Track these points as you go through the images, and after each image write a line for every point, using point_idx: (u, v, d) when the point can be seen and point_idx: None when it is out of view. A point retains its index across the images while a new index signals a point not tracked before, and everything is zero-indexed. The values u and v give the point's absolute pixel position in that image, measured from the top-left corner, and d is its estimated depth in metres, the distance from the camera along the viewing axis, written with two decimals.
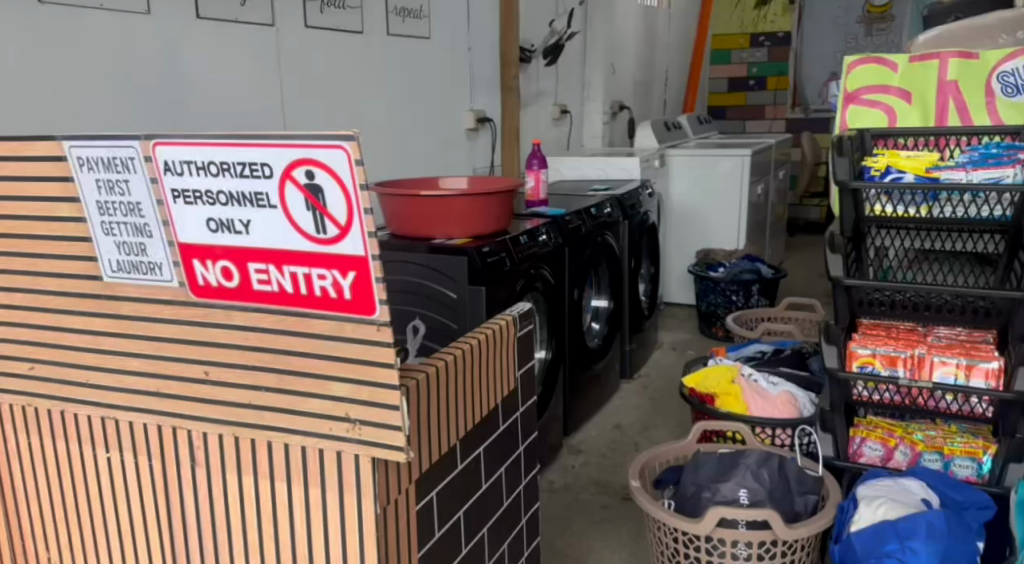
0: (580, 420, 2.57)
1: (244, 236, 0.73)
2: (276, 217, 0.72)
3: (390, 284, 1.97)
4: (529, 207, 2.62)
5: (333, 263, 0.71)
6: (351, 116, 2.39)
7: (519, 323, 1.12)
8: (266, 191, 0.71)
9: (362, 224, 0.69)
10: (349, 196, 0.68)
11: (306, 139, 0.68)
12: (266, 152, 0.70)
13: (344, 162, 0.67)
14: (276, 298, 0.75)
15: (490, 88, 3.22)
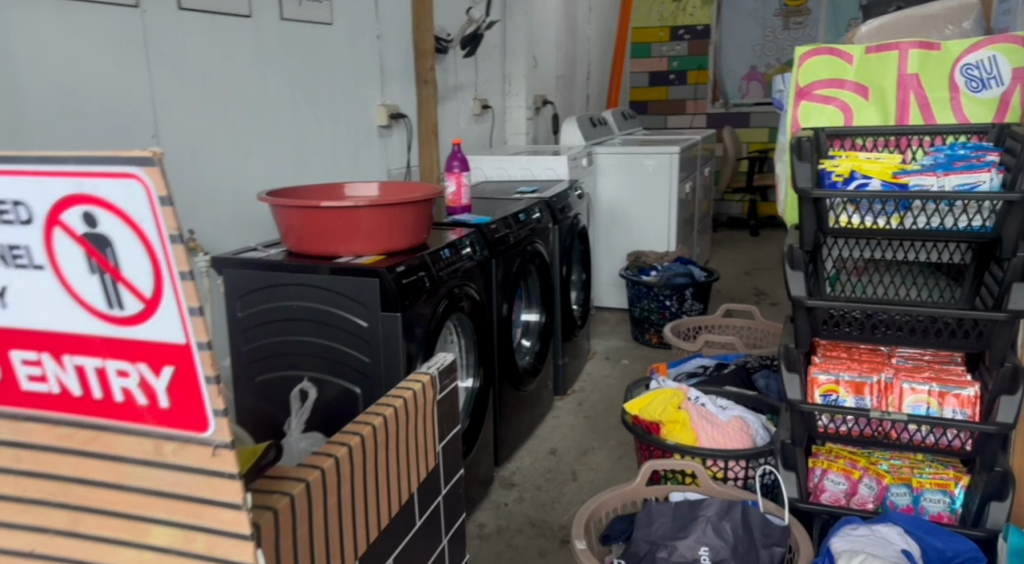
0: (512, 447, 2.36)
1: (5, 310, 0.57)
2: (48, 282, 0.55)
3: (289, 309, 1.68)
4: (449, 214, 2.37)
5: (138, 349, 0.55)
6: (242, 114, 2.11)
7: (440, 382, 0.91)
8: (36, 247, 0.54)
9: (173, 290, 0.53)
10: (152, 251, 0.52)
11: (81, 166, 0.52)
12: (23, 188, 0.53)
13: (137, 197, 0.51)
14: (58, 397, 0.59)
15: (404, 80, 2.96)
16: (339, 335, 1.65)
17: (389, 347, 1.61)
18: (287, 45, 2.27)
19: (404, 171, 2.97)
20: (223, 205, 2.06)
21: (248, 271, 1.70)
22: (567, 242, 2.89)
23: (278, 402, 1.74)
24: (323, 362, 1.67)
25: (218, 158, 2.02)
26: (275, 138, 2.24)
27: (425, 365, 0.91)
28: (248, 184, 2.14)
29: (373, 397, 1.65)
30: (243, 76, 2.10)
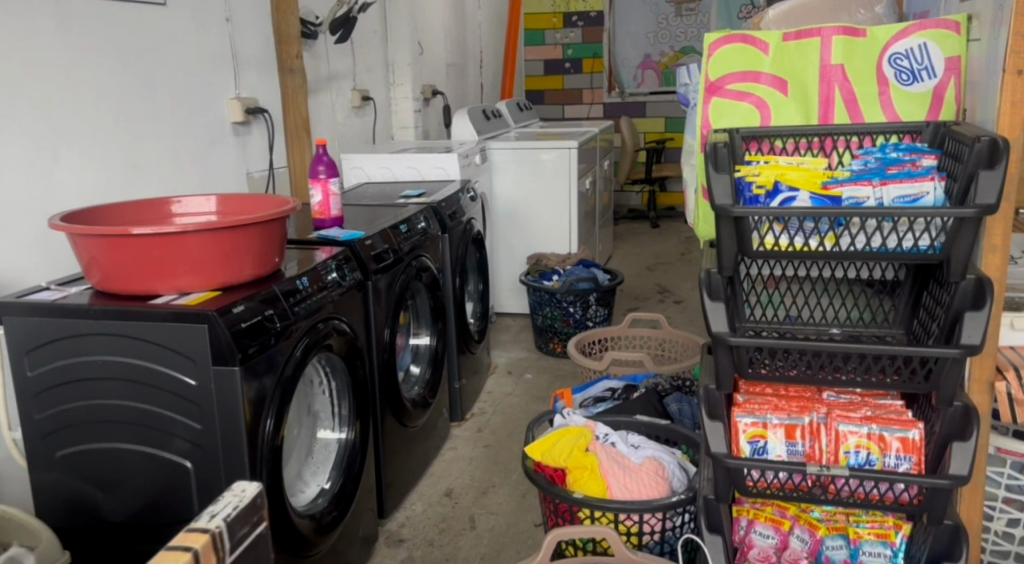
0: (402, 493, 2.16)
1: None
2: None
3: (102, 367, 1.43)
4: (318, 229, 2.09)
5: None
6: (29, 119, 1.79)
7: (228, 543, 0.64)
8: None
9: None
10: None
11: None
12: None
13: None
14: None
15: (255, 70, 2.68)
16: (165, 398, 1.42)
17: (225, 410, 1.40)
18: (95, 31, 1.98)
19: (265, 174, 2.76)
20: (24, 231, 1.78)
21: (39, 317, 1.45)
22: (460, 251, 2.61)
23: (93, 479, 1.49)
24: (149, 430, 1.45)
25: (14, 177, 1.75)
26: (89, 147, 1.97)
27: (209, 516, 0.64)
28: (57, 204, 1.88)
29: (208, 473, 1.43)
30: (34, 75, 1.80)
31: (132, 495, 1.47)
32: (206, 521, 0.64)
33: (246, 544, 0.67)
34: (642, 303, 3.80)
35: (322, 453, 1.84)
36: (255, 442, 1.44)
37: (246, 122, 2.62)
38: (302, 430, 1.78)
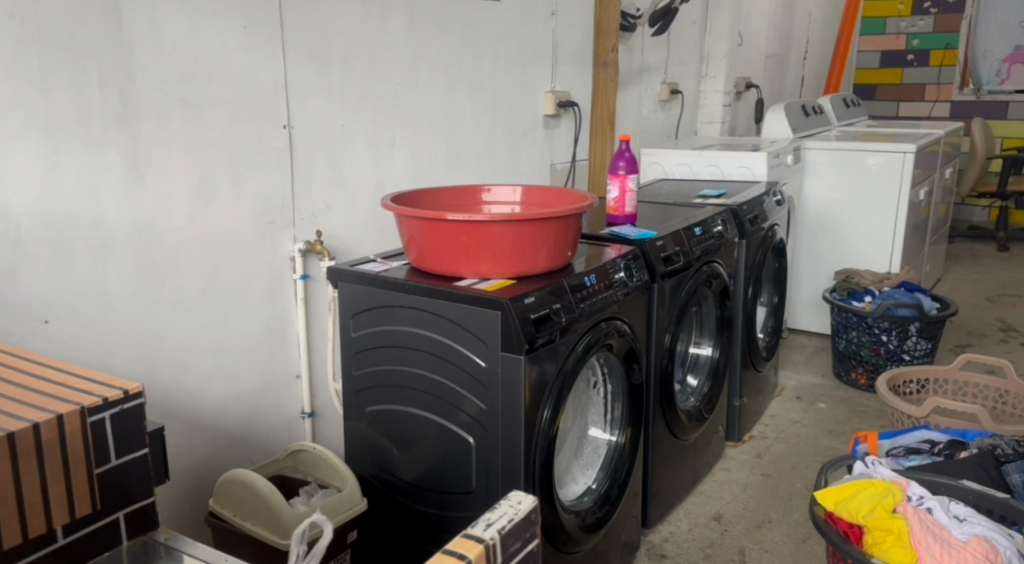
0: (668, 505, 2.06)
1: None
2: None
3: (410, 337, 1.64)
4: (611, 224, 2.04)
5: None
6: (353, 115, 2.11)
7: (499, 548, 0.76)
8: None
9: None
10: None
11: None
12: None
13: None
14: None
15: (547, 63, 2.74)
16: (459, 375, 1.59)
17: (510, 392, 1.52)
18: (434, 25, 2.29)
19: (568, 166, 2.94)
20: (360, 207, 2.18)
21: (362, 285, 1.70)
22: (758, 258, 2.40)
23: (391, 436, 1.74)
24: (440, 402, 1.63)
25: (355, 151, 2.13)
26: (414, 129, 2.29)
27: (497, 510, 0.79)
28: (390, 184, 2.25)
29: (489, 452, 1.57)
30: (378, 64, 2.15)
31: (422, 457, 1.68)
32: (481, 531, 0.76)
33: (517, 557, 0.79)
34: (976, 340, 3.25)
35: (593, 450, 1.84)
36: (530, 430, 1.54)
37: (557, 116, 2.82)
38: (573, 423, 1.80)
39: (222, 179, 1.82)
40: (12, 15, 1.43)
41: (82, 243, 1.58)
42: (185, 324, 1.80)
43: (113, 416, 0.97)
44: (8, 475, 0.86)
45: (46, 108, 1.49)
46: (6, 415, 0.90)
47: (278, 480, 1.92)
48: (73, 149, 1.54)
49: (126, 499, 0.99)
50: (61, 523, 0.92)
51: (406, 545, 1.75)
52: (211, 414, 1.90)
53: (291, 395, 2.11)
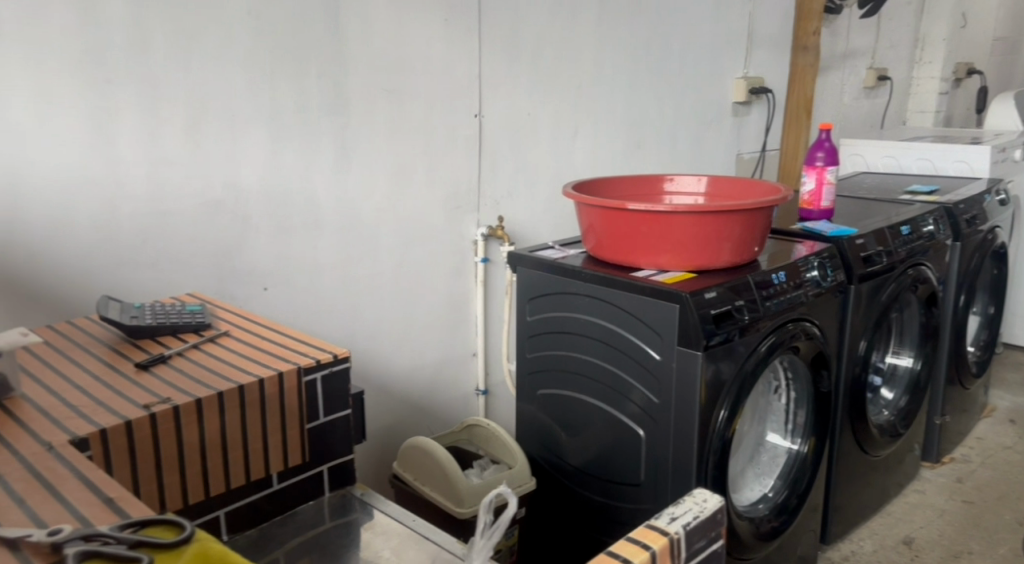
0: (852, 523, 1.92)
1: None
2: None
3: (586, 325, 1.63)
4: (804, 219, 1.92)
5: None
6: (541, 103, 2.12)
7: (681, 548, 0.73)
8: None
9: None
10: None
11: None
12: None
13: None
14: None
15: (741, 48, 2.62)
16: (631, 366, 1.56)
17: (685, 388, 1.47)
18: (626, 12, 2.25)
19: (757, 156, 2.80)
20: (541, 194, 2.20)
21: (539, 271, 1.71)
22: (974, 264, 2.17)
23: (561, 422, 1.74)
24: (611, 392, 1.61)
25: (540, 139, 2.15)
26: (600, 117, 2.28)
27: (679, 508, 0.76)
28: (572, 171, 2.25)
29: (659, 446, 1.54)
30: (569, 52, 2.15)
31: (591, 445, 1.68)
32: (666, 524, 0.74)
33: (700, 557, 0.76)
34: None
35: (771, 457, 1.76)
36: (705, 429, 1.48)
37: (749, 103, 2.70)
38: (750, 425, 1.75)
39: (417, 165, 1.89)
40: (251, 12, 1.54)
41: (295, 219, 1.69)
42: (377, 299, 1.90)
43: (323, 378, 1.07)
44: (237, 423, 0.99)
45: (273, 97, 1.61)
46: (237, 371, 1.03)
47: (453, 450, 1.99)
48: (292, 135, 1.65)
49: (331, 455, 1.11)
50: (277, 468, 1.05)
51: (572, 530, 1.76)
52: (394, 387, 2.00)
53: (467, 372, 2.17)
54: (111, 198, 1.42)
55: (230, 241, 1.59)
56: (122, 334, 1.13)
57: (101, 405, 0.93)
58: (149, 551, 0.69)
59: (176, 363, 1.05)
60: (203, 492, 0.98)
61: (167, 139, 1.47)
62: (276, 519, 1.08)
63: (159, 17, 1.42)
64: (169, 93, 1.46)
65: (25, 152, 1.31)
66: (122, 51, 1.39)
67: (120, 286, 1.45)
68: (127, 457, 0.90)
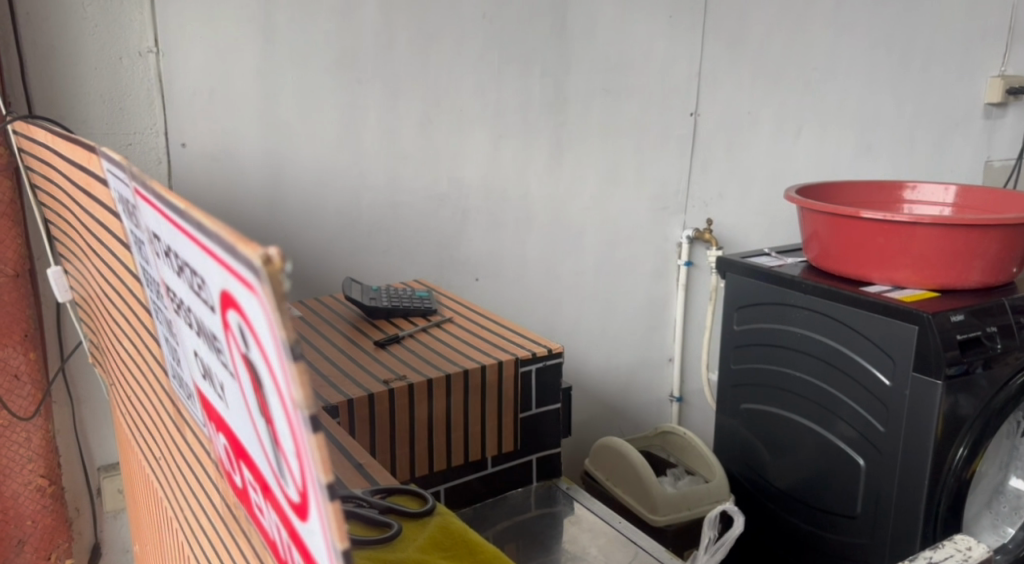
0: None
1: (171, 327, 0.54)
2: (188, 338, 0.49)
3: (803, 339, 1.53)
4: None
5: (296, 543, 0.41)
6: (765, 102, 2.02)
7: None
8: (213, 325, 0.42)
9: (317, 506, 0.36)
10: (278, 382, 0.35)
11: (221, 251, 0.37)
12: (181, 243, 0.43)
13: (232, 337, 0.40)
14: (193, 421, 0.59)
15: (1000, 43, 2.36)
16: (852, 387, 1.44)
17: (918, 419, 1.33)
18: (867, 5, 2.09)
19: (1011, 164, 2.51)
20: (757, 197, 2.10)
21: (752, 279, 1.62)
22: None
23: (766, 440, 1.65)
24: (827, 413, 1.50)
25: (760, 140, 2.05)
26: (827, 118, 2.13)
27: (940, 552, 0.68)
28: (793, 174, 2.13)
29: (882, 476, 1.41)
30: (799, 49, 2.03)
31: (799, 466, 1.57)
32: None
33: None
34: None
35: (1012, 509, 1.58)
36: (941, 465, 1.34)
37: (1005, 104, 2.42)
38: (992, 469, 1.58)
39: (629, 164, 1.86)
40: (485, 15, 1.58)
41: (510, 214, 1.72)
42: (580, 297, 1.90)
43: (539, 369, 1.07)
44: (461, 405, 1.02)
45: (500, 96, 1.65)
46: (462, 356, 1.06)
47: (647, 454, 1.94)
48: (515, 132, 1.68)
49: (542, 445, 1.11)
50: (493, 452, 1.07)
51: (775, 555, 1.67)
52: (589, 385, 1.99)
53: (664, 377, 2.12)
54: (353, 189, 1.51)
55: (452, 233, 1.65)
56: (361, 313, 1.21)
57: (349, 377, 1.00)
58: (398, 517, 0.76)
59: (409, 344, 1.10)
60: (427, 466, 1.02)
61: (403, 135, 1.55)
62: (488, 501, 1.10)
63: (402, 19, 1.49)
64: (407, 92, 1.53)
65: (288, 145, 1.43)
66: (371, 52, 1.48)
67: (355, 270, 1.55)
68: (368, 426, 0.97)
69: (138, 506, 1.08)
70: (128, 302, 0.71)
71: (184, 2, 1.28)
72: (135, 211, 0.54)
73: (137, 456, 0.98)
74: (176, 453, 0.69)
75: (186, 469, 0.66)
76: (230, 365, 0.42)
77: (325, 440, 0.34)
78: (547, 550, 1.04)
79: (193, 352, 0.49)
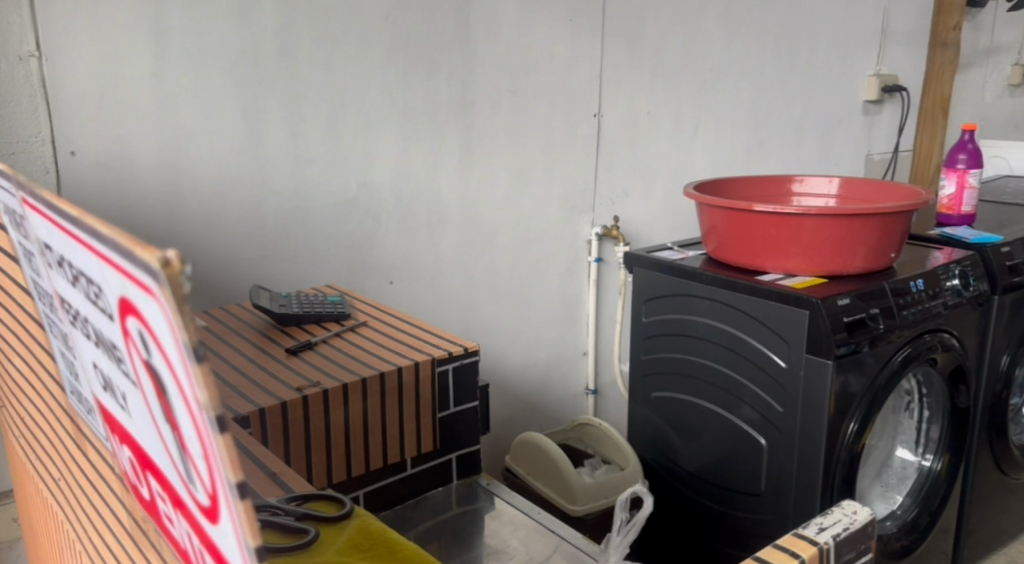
0: (985, 548, 1.90)
1: (66, 339, 0.54)
2: (85, 349, 0.49)
3: (706, 328, 1.60)
4: (942, 226, 1.83)
5: (209, 549, 0.42)
6: (663, 102, 2.10)
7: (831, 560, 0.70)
8: (113, 334, 0.42)
9: (228, 507, 0.37)
10: (183, 387, 0.36)
11: (119, 259, 0.37)
12: (75, 252, 0.43)
13: (133, 344, 0.40)
14: (93, 433, 0.58)
15: (874, 44, 2.52)
16: (753, 371, 1.52)
17: (813, 397, 1.42)
18: (754, 9, 2.20)
19: (888, 157, 2.69)
20: (659, 194, 2.18)
21: (658, 273, 1.68)
22: None
23: (676, 426, 1.72)
24: (730, 397, 1.58)
25: (660, 138, 2.12)
26: (723, 116, 2.23)
27: (825, 518, 0.74)
28: (693, 171, 2.22)
29: (782, 455, 1.49)
30: (692, 50, 2.12)
31: (707, 450, 1.65)
32: (814, 534, 0.72)
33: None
34: None
35: (900, 479, 1.70)
36: (834, 441, 1.43)
37: (881, 101, 2.59)
38: (880, 442, 1.71)
39: (537, 164, 1.90)
40: (387, 17, 1.59)
41: (422, 216, 1.74)
42: (494, 296, 1.92)
43: (454, 369, 1.09)
44: (377, 409, 1.03)
45: (405, 98, 1.66)
46: (376, 359, 1.07)
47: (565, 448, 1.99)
48: (422, 134, 1.70)
49: (460, 444, 1.13)
50: (411, 454, 1.08)
51: (688, 538, 1.74)
52: (507, 383, 2.02)
53: (578, 372, 2.17)
54: (257, 195, 1.49)
55: (361, 238, 1.65)
56: (270, 321, 1.20)
57: (260, 387, 1.00)
58: (315, 523, 0.77)
59: (321, 350, 1.10)
60: (345, 472, 1.03)
61: (308, 139, 1.54)
62: (408, 503, 1.11)
63: (303, 22, 1.48)
64: (310, 96, 1.53)
65: (186, 152, 1.40)
66: (271, 55, 1.46)
67: (265, 277, 1.53)
68: (281, 436, 0.97)
69: (37, 531, 1.04)
70: (18, 319, 0.69)
71: (70, 6, 1.23)
72: (24, 223, 0.53)
73: (34, 479, 0.94)
74: (77, 471, 0.67)
75: (89, 487, 0.65)
76: (132, 375, 0.42)
77: (233, 440, 0.35)
78: (469, 547, 1.06)
79: (92, 364, 0.49)
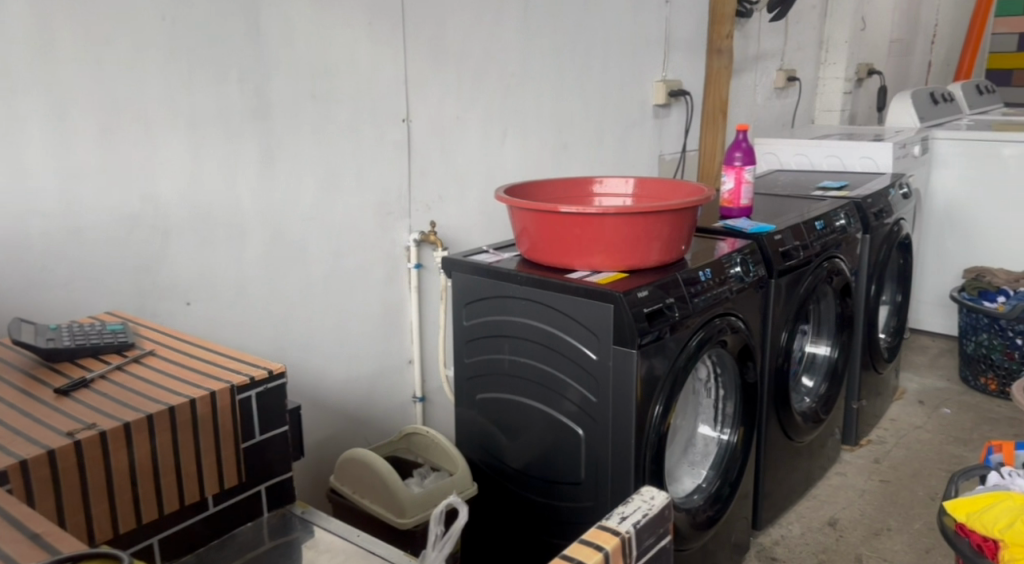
0: (779, 509, 2.10)
1: None
2: None
3: (521, 328, 1.65)
4: (726, 217, 2.00)
5: None
6: (470, 106, 2.13)
7: (632, 546, 0.75)
8: None
9: None
10: None
11: None
12: None
13: None
14: None
15: (659, 51, 2.70)
16: (567, 366, 1.59)
17: (621, 385, 1.50)
18: (549, 16, 2.29)
19: (676, 157, 2.90)
20: (473, 198, 2.21)
21: (475, 276, 1.71)
22: (881, 255, 2.34)
23: (499, 424, 1.76)
24: (548, 392, 1.64)
25: (469, 142, 2.16)
26: (528, 119, 2.30)
27: (625, 508, 0.78)
28: (503, 175, 2.28)
29: (597, 443, 1.57)
30: (494, 56, 2.17)
31: (530, 445, 1.70)
32: (617, 523, 0.76)
33: (650, 552, 0.78)
34: None
35: (703, 454, 1.84)
36: (642, 425, 1.52)
37: (668, 105, 2.78)
38: (685, 420, 1.84)
39: (345, 172, 1.87)
40: (163, 18, 1.50)
41: (220, 231, 1.66)
42: (308, 310, 1.87)
43: (257, 394, 1.06)
44: (169, 447, 0.97)
45: (191, 106, 1.57)
46: (168, 391, 1.01)
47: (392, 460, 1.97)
48: (214, 143, 1.62)
49: (269, 473, 1.09)
50: (212, 491, 1.03)
51: (513, 534, 1.78)
52: (327, 397, 1.97)
53: (403, 380, 2.16)
54: (18, 217, 1.36)
55: (149, 258, 1.55)
56: (37, 359, 1.09)
57: (24, 437, 0.90)
58: None
59: (99, 387, 1.02)
60: (135, 520, 0.95)
61: (77, 152, 1.42)
62: (213, 544, 1.05)
63: (62, 24, 1.37)
64: (77, 105, 1.41)
65: None
66: (24, 59, 1.33)
67: (36, 307, 1.40)
68: (52, 488, 0.87)
69: None
70: None
71: None
72: None
73: None
74: None
75: None
76: None
77: None
78: None
79: None
